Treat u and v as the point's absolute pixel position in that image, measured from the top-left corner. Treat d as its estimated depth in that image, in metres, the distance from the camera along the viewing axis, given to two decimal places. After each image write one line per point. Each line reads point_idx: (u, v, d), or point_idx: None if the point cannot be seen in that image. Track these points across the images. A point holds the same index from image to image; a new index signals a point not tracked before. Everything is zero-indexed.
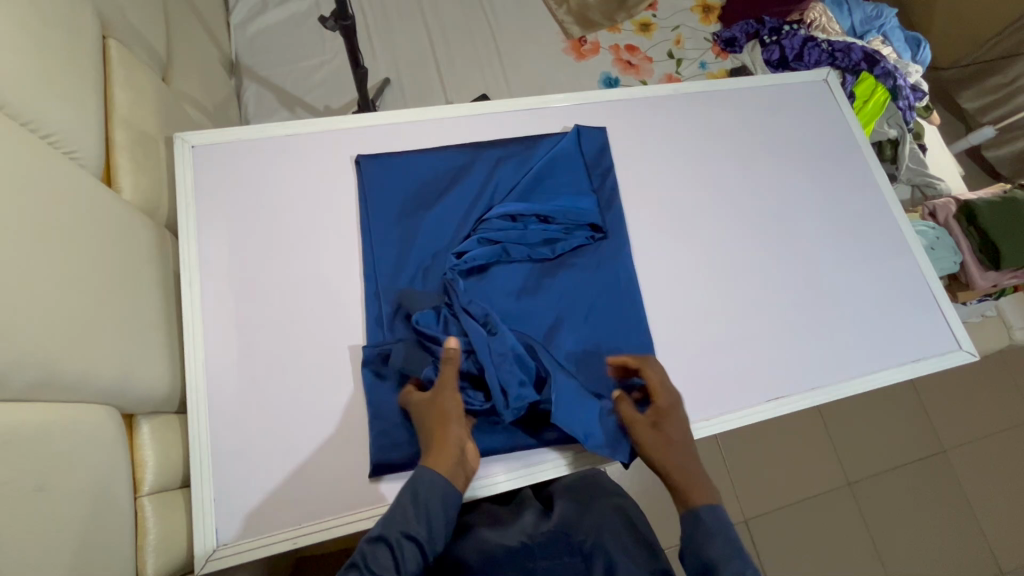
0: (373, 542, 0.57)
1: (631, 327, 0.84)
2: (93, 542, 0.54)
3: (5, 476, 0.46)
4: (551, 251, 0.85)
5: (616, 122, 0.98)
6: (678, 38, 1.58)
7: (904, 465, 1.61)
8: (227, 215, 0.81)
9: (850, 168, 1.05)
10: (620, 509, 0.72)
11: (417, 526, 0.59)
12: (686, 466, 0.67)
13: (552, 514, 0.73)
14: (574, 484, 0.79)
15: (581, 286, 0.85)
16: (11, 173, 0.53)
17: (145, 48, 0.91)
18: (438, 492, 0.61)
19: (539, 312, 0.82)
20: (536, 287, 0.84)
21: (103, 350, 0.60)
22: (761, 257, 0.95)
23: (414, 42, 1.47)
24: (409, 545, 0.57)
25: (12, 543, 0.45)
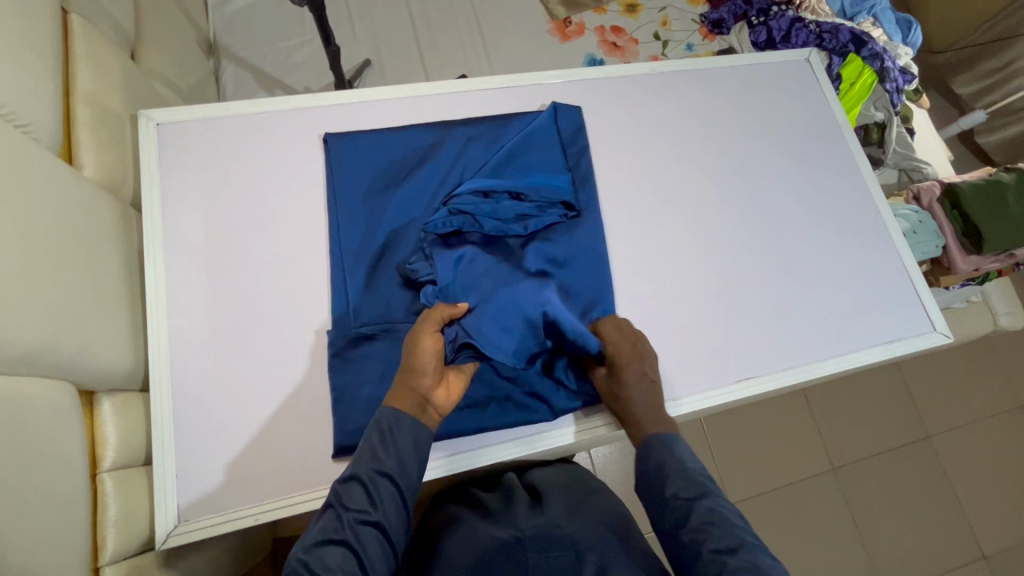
0: (345, 483, 0.58)
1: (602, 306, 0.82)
2: (43, 516, 0.53)
3: None
4: (525, 222, 0.83)
5: (592, 102, 0.97)
6: (665, 20, 1.56)
7: (888, 450, 1.62)
8: (193, 193, 0.81)
9: (830, 150, 1.04)
10: (616, 522, 0.76)
11: (387, 463, 0.60)
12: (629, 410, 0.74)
13: (543, 510, 0.77)
14: (564, 487, 0.85)
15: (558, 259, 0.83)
16: None
17: (110, 24, 0.89)
18: (400, 427, 0.61)
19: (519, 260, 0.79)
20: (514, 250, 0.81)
21: (60, 323, 0.60)
22: (737, 238, 0.94)
23: (396, 23, 1.45)
24: (381, 481, 0.58)
25: None
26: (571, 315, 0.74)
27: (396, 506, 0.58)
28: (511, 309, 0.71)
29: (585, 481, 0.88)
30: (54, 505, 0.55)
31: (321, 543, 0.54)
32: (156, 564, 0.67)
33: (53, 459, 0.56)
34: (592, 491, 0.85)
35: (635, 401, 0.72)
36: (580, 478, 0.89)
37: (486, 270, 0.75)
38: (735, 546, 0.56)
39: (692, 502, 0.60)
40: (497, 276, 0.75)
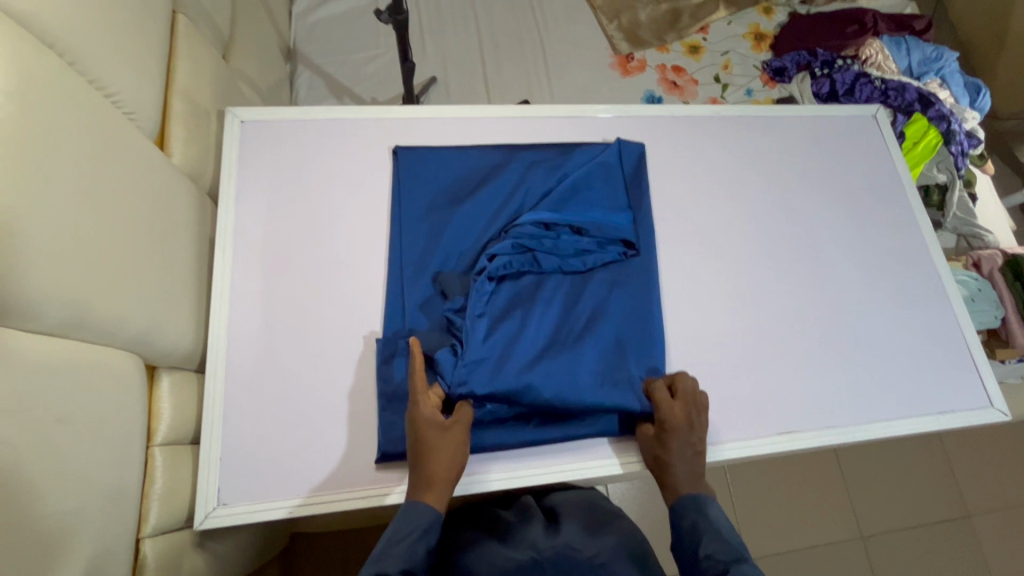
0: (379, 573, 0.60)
1: (643, 342, 0.82)
2: (100, 483, 0.55)
3: (32, 403, 0.48)
4: (579, 258, 0.85)
5: (653, 139, 0.98)
6: (727, 63, 1.58)
7: (923, 524, 1.54)
8: (267, 190, 0.85)
9: (892, 209, 1.02)
10: (632, 542, 0.75)
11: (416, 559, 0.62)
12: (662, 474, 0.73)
13: (561, 532, 0.76)
14: (582, 505, 0.85)
15: (607, 303, 0.83)
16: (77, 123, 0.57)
17: (210, 26, 0.95)
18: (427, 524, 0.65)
19: (552, 329, 0.80)
20: (558, 292, 0.83)
21: (138, 299, 0.63)
22: (789, 287, 0.93)
23: (464, 45, 1.51)
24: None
25: (31, 472, 0.47)
26: (590, 390, 0.76)
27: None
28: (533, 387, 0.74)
29: (606, 500, 0.87)
30: (113, 475, 0.57)
31: None
32: (189, 545, 0.69)
33: (117, 429, 0.59)
34: (611, 510, 0.84)
35: (676, 468, 0.72)
36: (597, 497, 0.88)
37: (513, 337, 0.78)
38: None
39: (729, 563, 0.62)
40: (525, 353, 0.77)
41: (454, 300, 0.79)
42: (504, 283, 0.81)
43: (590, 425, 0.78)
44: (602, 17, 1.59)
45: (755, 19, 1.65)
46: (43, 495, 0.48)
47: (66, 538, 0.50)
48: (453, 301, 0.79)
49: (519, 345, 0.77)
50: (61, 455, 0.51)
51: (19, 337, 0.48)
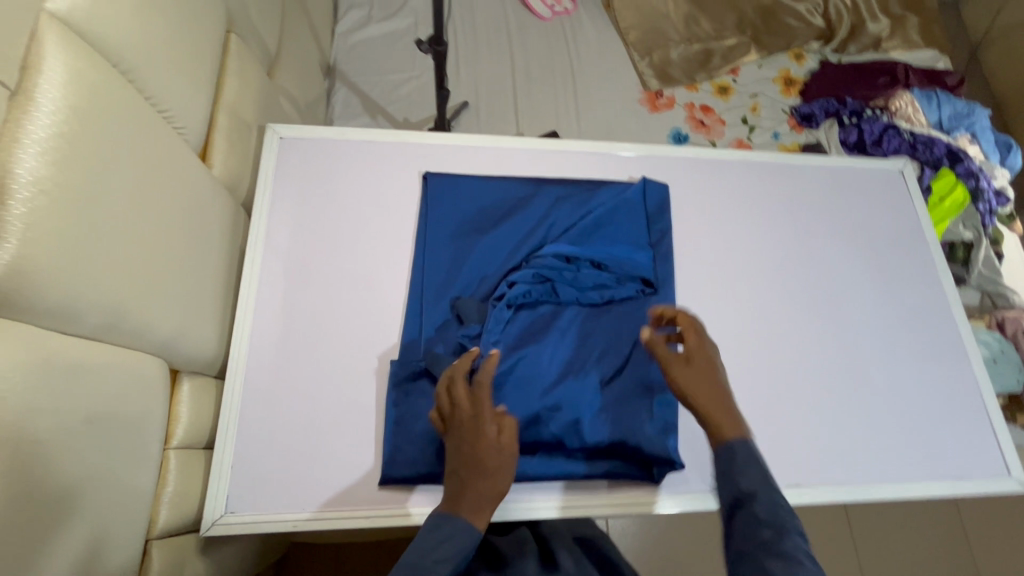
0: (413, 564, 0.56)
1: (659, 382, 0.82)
2: (117, 483, 0.57)
3: (68, 404, 0.50)
4: (600, 291, 0.86)
5: (677, 180, 1.00)
6: (755, 105, 1.59)
7: None
8: (299, 205, 0.87)
9: (915, 265, 1.02)
10: None
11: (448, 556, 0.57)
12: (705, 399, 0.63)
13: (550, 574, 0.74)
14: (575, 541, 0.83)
15: (625, 339, 0.83)
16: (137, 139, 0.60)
17: (260, 45, 1.00)
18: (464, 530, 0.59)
19: (567, 361, 0.81)
20: (575, 324, 0.84)
21: (171, 305, 0.65)
22: (806, 337, 0.93)
23: (498, 73, 1.55)
24: None
25: (60, 471, 0.49)
26: (596, 430, 0.77)
27: None
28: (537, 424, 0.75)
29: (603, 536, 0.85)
30: (131, 476, 0.59)
31: None
32: (193, 550, 0.70)
33: (137, 431, 0.60)
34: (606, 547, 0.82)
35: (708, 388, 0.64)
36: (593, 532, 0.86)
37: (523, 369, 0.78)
38: (787, 527, 0.52)
39: (747, 470, 0.57)
40: (536, 385, 0.78)
41: (469, 328, 0.80)
42: (522, 312, 0.83)
43: (593, 465, 0.77)
44: (635, 54, 1.62)
45: (785, 64, 1.67)
46: (66, 494, 0.50)
47: (80, 539, 0.51)
48: (469, 328, 0.80)
49: (533, 378, 0.78)
50: (87, 457, 0.52)
51: (63, 340, 0.51)
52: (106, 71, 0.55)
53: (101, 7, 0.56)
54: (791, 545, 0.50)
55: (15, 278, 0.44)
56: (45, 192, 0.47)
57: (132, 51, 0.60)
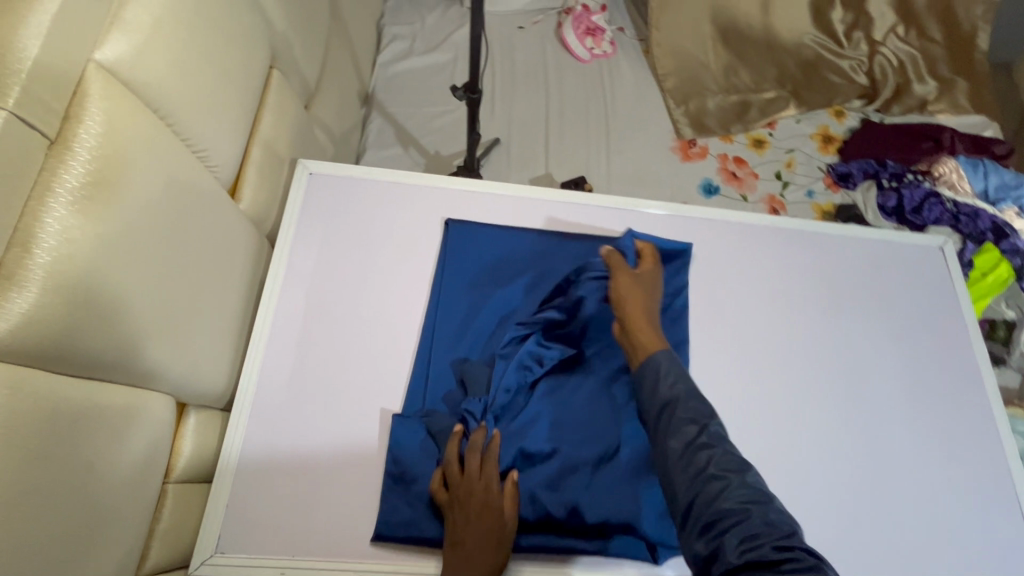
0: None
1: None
2: (121, 526, 0.56)
3: (83, 451, 0.50)
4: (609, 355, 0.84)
5: (702, 242, 0.98)
6: (790, 161, 1.56)
7: None
8: (321, 243, 0.88)
9: (949, 351, 0.97)
10: None
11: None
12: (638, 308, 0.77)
13: None
14: None
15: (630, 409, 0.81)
16: (171, 182, 0.61)
17: (301, 79, 1.02)
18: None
19: (571, 429, 0.79)
20: (582, 391, 0.82)
21: (184, 343, 0.65)
22: (828, 419, 0.89)
23: (532, 112, 1.56)
24: None
25: (64, 520, 0.48)
26: (604, 507, 0.74)
27: None
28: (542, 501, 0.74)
29: None
30: (133, 520, 0.58)
31: None
32: None
33: (147, 472, 0.60)
34: None
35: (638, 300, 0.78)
36: None
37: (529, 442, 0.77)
38: (783, 534, 0.50)
39: (728, 481, 0.55)
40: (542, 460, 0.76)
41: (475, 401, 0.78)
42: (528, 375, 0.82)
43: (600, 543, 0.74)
44: (671, 101, 1.61)
45: (825, 121, 1.63)
46: (69, 542, 0.49)
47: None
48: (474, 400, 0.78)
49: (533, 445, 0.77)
50: (87, 505, 0.51)
51: (80, 383, 0.51)
52: (145, 119, 0.57)
53: (149, 55, 0.58)
54: (795, 552, 0.49)
55: (32, 329, 0.44)
56: (71, 242, 0.47)
57: (174, 96, 0.61)
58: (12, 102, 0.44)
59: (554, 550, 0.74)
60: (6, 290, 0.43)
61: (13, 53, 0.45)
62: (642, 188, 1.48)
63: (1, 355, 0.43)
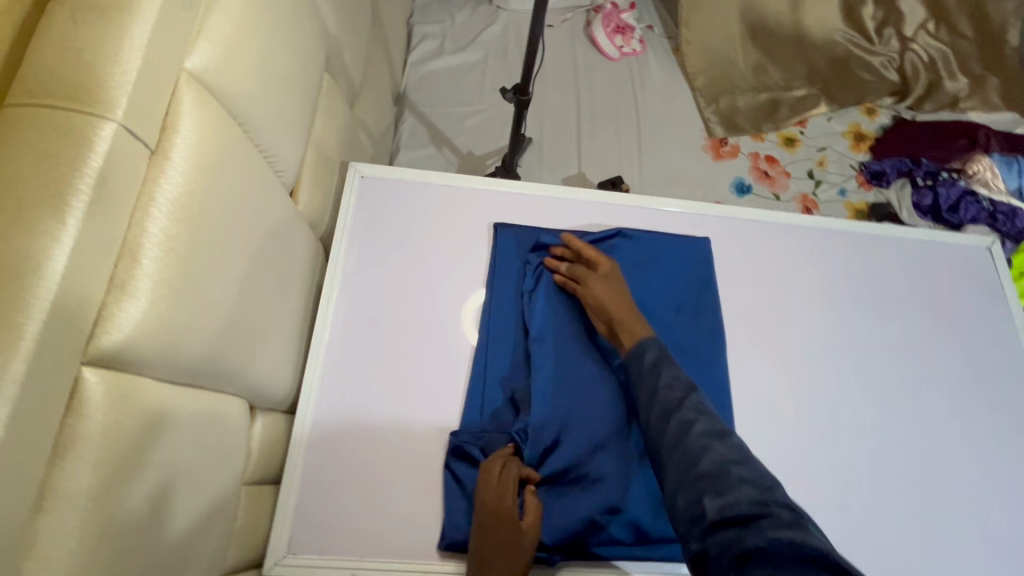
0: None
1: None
2: (209, 531, 0.57)
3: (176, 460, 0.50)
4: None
5: (750, 244, 0.98)
6: (822, 159, 1.55)
7: None
8: (376, 247, 0.89)
9: (999, 353, 0.97)
10: None
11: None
12: (620, 309, 0.81)
13: None
14: None
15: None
16: (250, 189, 0.61)
17: (348, 81, 1.02)
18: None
19: (633, 439, 0.79)
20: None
21: (259, 349, 0.66)
22: (881, 420, 0.89)
23: (562, 111, 1.55)
24: None
25: (164, 527, 0.48)
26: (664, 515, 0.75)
27: None
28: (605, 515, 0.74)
29: None
30: (219, 525, 0.59)
31: None
32: None
33: (230, 477, 0.61)
34: None
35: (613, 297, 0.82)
36: None
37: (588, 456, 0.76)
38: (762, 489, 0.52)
39: (711, 445, 0.58)
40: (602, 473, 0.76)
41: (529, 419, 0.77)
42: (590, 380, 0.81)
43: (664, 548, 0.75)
44: (701, 100, 1.61)
45: (856, 118, 1.62)
46: (168, 548, 0.49)
47: None
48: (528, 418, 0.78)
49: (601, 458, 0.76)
50: (181, 511, 0.51)
51: (177, 391, 0.51)
52: (228, 126, 0.57)
53: (231, 63, 0.58)
54: (769, 504, 0.51)
55: (142, 337, 0.45)
56: (171, 251, 0.48)
57: (252, 103, 0.62)
58: (121, 113, 0.44)
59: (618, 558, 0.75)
60: (116, 299, 0.44)
61: (118, 64, 0.45)
62: (675, 187, 1.48)
63: (112, 364, 0.44)
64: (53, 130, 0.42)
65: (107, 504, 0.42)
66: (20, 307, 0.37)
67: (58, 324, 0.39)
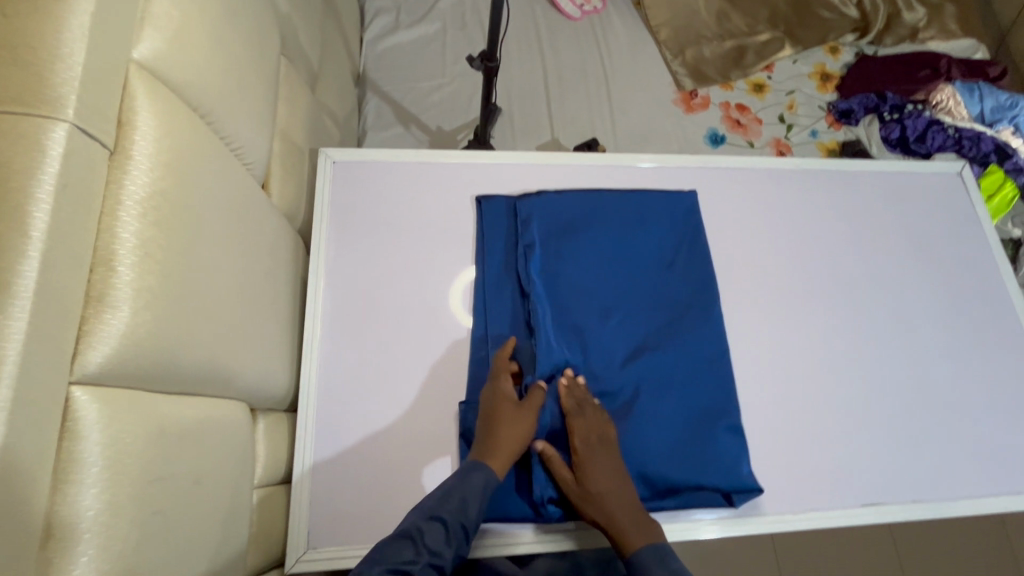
0: (428, 521, 0.63)
1: (726, 406, 0.80)
2: (230, 538, 0.56)
3: (183, 467, 0.48)
4: (659, 316, 0.85)
5: (732, 192, 0.98)
6: (791, 103, 1.56)
7: None
8: (357, 233, 0.86)
9: (976, 275, 1.00)
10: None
11: (469, 515, 0.65)
12: (610, 515, 0.69)
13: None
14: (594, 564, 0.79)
15: (689, 367, 0.82)
16: (221, 182, 0.58)
17: (305, 62, 0.97)
18: (486, 484, 0.67)
19: (639, 394, 0.80)
20: (643, 353, 0.82)
21: (252, 349, 0.64)
22: (871, 350, 0.92)
23: (529, 77, 1.51)
24: (434, 525, 0.63)
25: (183, 537, 0.47)
26: (674, 467, 0.76)
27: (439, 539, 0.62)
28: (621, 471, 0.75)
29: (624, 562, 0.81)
30: (239, 529, 0.58)
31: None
32: None
33: (244, 482, 0.60)
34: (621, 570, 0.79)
35: (605, 496, 0.70)
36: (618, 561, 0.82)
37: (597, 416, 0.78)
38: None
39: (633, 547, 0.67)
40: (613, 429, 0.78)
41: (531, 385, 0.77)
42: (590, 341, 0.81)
43: (679, 498, 0.76)
44: (668, 53, 1.58)
45: (822, 58, 1.63)
46: (190, 558, 0.48)
47: None
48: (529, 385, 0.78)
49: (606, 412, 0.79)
50: (198, 521, 0.49)
51: (175, 400, 0.49)
52: (189, 119, 0.54)
53: (183, 50, 0.54)
54: None
55: (130, 349, 0.42)
56: (148, 254, 0.45)
57: (210, 93, 0.58)
58: (72, 113, 0.41)
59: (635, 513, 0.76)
60: (97, 312, 0.41)
61: (61, 58, 0.41)
62: (650, 144, 1.47)
63: (102, 380, 0.42)
64: (0, 137, 0.39)
65: (122, 522, 0.40)
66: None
67: (38, 344, 0.37)
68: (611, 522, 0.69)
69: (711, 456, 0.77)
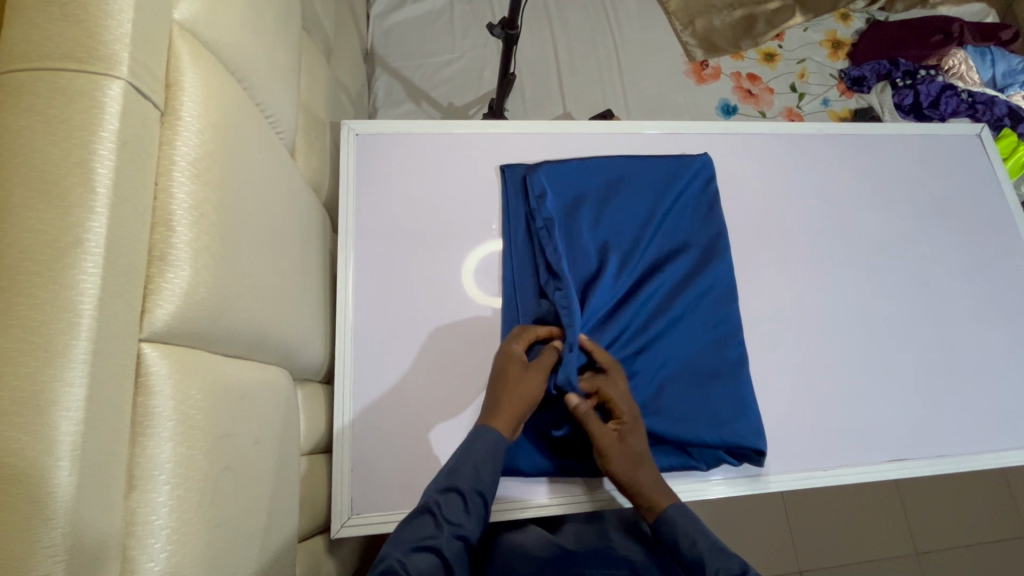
0: (444, 494, 0.61)
1: (733, 367, 0.81)
2: (288, 497, 0.57)
3: (244, 426, 0.49)
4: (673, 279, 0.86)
5: (754, 157, 0.98)
6: (803, 72, 1.54)
7: (1005, 538, 1.42)
8: (385, 206, 0.86)
9: (996, 236, 1.00)
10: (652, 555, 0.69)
11: (486, 481, 0.63)
12: (645, 479, 0.69)
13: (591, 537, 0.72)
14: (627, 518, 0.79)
15: (700, 327, 0.83)
16: (260, 146, 0.58)
17: (320, 34, 0.96)
18: (501, 446, 0.66)
19: (666, 348, 0.81)
20: (656, 319, 0.82)
21: (296, 316, 0.65)
22: (893, 310, 0.93)
23: (539, 49, 1.50)
24: (450, 497, 0.61)
25: (250, 494, 0.48)
26: (705, 423, 0.77)
27: (461, 514, 0.61)
28: (656, 421, 0.76)
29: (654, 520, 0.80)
30: (293, 492, 0.59)
31: (416, 548, 0.56)
32: (322, 549, 0.72)
33: (293, 446, 0.61)
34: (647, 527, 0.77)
35: (639, 463, 0.70)
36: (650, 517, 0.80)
37: (641, 360, 0.80)
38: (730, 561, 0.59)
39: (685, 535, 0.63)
40: (652, 369, 0.80)
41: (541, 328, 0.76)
42: (605, 304, 0.81)
43: (712, 456, 0.78)
44: (678, 24, 1.56)
45: (833, 25, 1.61)
46: (256, 514, 0.49)
47: (270, 553, 0.51)
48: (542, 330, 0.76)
49: (647, 359, 0.80)
50: (259, 479, 0.50)
51: (231, 363, 0.50)
52: (229, 82, 0.53)
53: (218, 9, 0.53)
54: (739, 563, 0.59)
55: (194, 307, 0.43)
56: (203, 215, 0.45)
57: (243, 55, 0.58)
58: (126, 70, 0.41)
59: (670, 467, 0.77)
60: (160, 270, 0.42)
61: (111, 15, 0.41)
62: (661, 116, 1.46)
63: (168, 338, 0.42)
64: (59, 94, 0.39)
65: (198, 473, 0.41)
66: (74, 286, 0.35)
67: (112, 299, 0.37)
68: (646, 486, 0.68)
69: (709, 416, 0.77)
